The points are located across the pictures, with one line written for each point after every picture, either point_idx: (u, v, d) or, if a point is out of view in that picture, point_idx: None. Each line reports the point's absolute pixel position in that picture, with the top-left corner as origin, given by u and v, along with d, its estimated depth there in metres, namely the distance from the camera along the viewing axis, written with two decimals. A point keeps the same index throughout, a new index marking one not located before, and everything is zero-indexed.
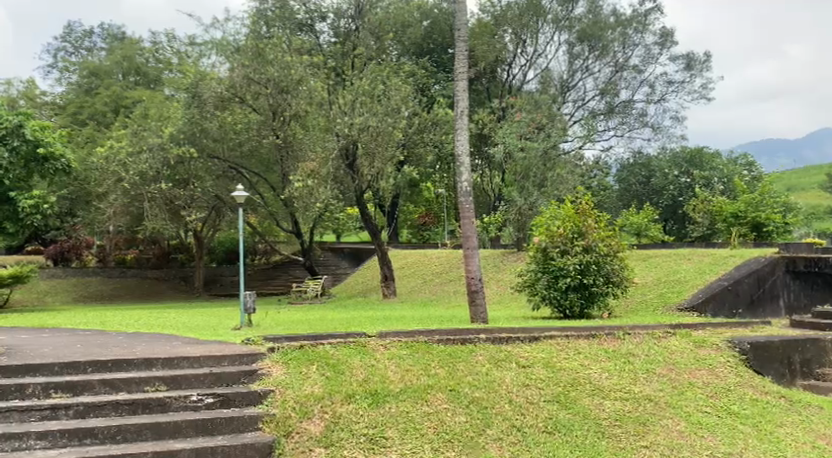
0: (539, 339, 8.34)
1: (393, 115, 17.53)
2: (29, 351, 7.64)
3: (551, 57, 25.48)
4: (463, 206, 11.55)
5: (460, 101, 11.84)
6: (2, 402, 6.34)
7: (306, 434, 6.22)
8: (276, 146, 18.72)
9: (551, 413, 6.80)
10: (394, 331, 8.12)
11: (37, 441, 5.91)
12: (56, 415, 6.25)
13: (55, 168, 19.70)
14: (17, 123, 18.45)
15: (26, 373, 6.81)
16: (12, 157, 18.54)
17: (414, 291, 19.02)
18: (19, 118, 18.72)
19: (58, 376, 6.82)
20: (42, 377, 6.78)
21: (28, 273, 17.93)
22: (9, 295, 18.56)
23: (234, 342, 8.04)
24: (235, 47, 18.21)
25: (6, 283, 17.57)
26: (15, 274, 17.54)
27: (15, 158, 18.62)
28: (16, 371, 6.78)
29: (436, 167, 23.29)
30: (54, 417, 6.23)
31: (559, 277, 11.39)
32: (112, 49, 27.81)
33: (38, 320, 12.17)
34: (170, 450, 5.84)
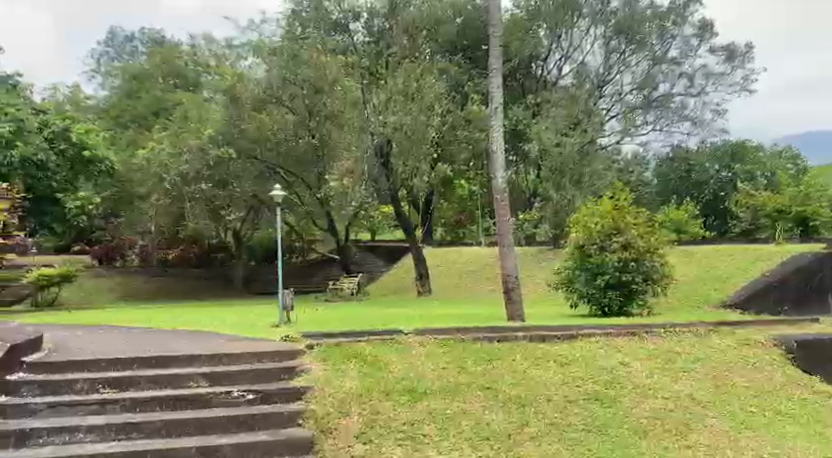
0: (577, 337, 8.34)
1: (428, 112, 17.75)
2: (76, 348, 7.79)
3: (588, 52, 25.11)
4: (498, 203, 11.45)
5: (495, 97, 11.74)
6: (53, 397, 6.47)
7: (344, 430, 6.18)
8: (312, 148, 19.17)
9: (590, 412, 6.67)
10: (429, 330, 8.22)
11: (86, 434, 5.99)
12: (104, 410, 6.35)
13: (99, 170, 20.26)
14: (62, 127, 19.28)
15: (75, 369, 6.95)
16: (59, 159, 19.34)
17: (450, 288, 19.00)
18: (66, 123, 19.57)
19: (105, 372, 6.94)
20: (90, 372, 6.91)
21: (75, 272, 18.35)
22: (57, 294, 18.97)
23: (274, 339, 8.13)
24: (271, 47, 18.15)
25: (54, 282, 17.95)
26: (64, 274, 17.96)
27: (62, 160, 19.40)
28: (65, 366, 6.92)
29: (471, 164, 23.20)
30: (102, 412, 6.33)
31: (598, 274, 11.29)
32: (153, 52, 27.91)
33: (83, 318, 12.47)
34: (213, 446, 5.87)
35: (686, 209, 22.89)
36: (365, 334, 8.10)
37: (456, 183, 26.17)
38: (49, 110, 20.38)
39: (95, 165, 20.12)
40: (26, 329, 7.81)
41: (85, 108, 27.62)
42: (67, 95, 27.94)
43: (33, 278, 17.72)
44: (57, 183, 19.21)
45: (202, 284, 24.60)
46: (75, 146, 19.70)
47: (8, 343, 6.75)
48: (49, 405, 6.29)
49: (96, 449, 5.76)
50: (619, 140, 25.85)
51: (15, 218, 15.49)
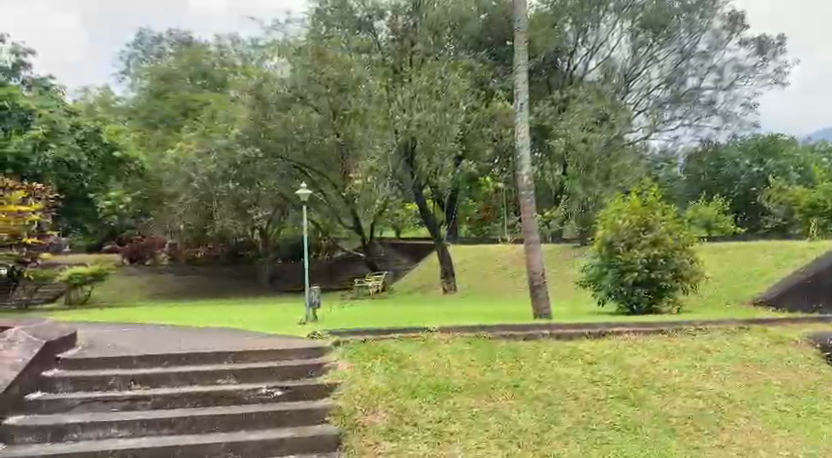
0: (606, 336, 8.22)
1: (452, 109, 17.64)
2: (108, 345, 7.84)
3: (614, 46, 24.81)
4: (524, 199, 11.35)
5: (521, 93, 11.69)
6: (86, 393, 6.51)
7: (371, 427, 6.13)
8: (337, 145, 19.13)
9: (619, 410, 6.57)
10: (456, 327, 8.16)
11: (119, 429, 6.03)
12: (136, 405, 6.38)
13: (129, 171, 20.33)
14: (95, 128, 19.34)
15: (107, 365, 7.00)
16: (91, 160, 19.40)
17: (476, 286, 18.91)
18: (97, 125, 19.59)
19: (137, 368, 6.98)
20: (122, 368, 6.95)
21: (107, 271, 18.56)
22: (90, 292, 19.20)
23: (301, 336, 8.13)
24: (296, 47, 18.36)
25: (87, 281, 18.15)
26: (96, 272, 18.17)
27: (94, 161, 19.54)
28: (98, 363, 6.98)
29: (496, 162, 23.14)
30: (134, 408, 6.36)
31: (625, 271, 11.12)
32: (180, 53, 28.38)
33: (114, 315, 12.58)
34: (241, 443, 5.88)
35: (716, 205, 22.57)
36: (391, 331, 8.08)
37: (481, 180, 26.09)
38: (81, 111, 20.65)
39: (126, 165, 20.45)
40: (59, 326, 7.87)
41: (114, 109, 27.95)
42: (97, 97, 28.30)
43: (67, 276, 17.95)
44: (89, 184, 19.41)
45: (230, 282, 24.74)
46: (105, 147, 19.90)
47: (44, 339, 6.81)
48: (83, 401, 6.35)
49: (128, 445, 5.78)
50: (647, 135, 25.60)
51: (49, 218, 15.71)
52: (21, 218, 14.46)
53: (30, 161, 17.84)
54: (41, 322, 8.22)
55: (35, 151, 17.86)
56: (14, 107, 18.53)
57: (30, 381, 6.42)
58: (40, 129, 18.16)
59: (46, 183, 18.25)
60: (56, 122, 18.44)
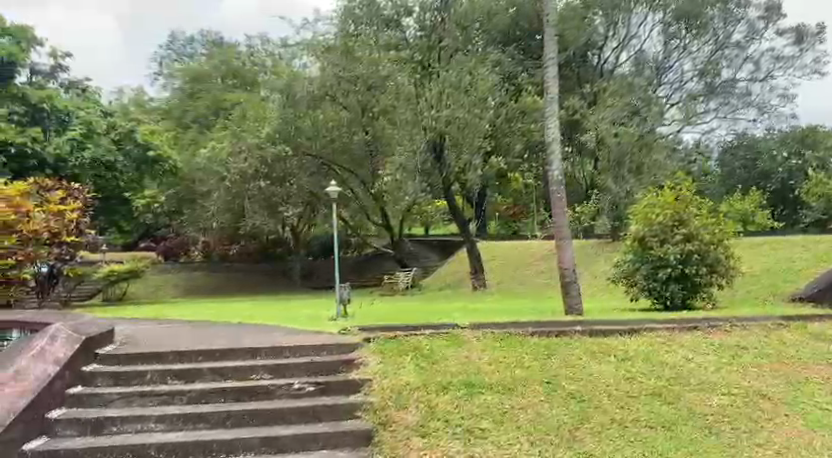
0: (639, 332, 8.09)
1: (481, 105, 17.54)
2: (144, 341, 7.91)
3: (646, 38, 24.44)
4: (554, 195, 11.18)
5: (550, 86, 11.52)
6: (124, 388, 6.57)
7: (403, 423, 6.09)
8: (366, 143, 19.41)
9: (652, 406, 6.45)
10: (487, 323, 8.09)
11: (156, 423, 6.06)
12: (172, 400, 6.42)
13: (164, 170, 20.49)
14: (129, 128, 19.38)
15: (144, 361, 7.05)
16: (127, 161, 19.32)
17: (506, 283, 18.80)
18: (131, 125, 19.56)
19: (173, 363, 7.03)
20: (159, 364, 7.00)
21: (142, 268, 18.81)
22: (125, 289, 19.47)
23: (332, 333, 8.13)
24: (325, 45, 18.37)
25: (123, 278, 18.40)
26: (132, 269, 18.43)
27: (129, 162, 19.37)
28: (135, 358, 7.03)
29: (526, 156, 22.81)
30: (170, 402, 6.40)
31: (659, 267, 10.95)
32: (212, 54, 28.64)
33: (149, 311, 12.72)
34: (275, 437, 5.88)
35: (753, 199, 22.14)
36: (422, 328, 8.04)
37: (510, 176, 25.97)
38: (116, 111, 20.93)
39: (160, 165, 19.83)
40: (97, 322, 7.95)
41: (148, 109, 28.33)
42: (131, 97, 28.70)
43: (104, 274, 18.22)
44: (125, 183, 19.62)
45: (261, 279, 24.91)
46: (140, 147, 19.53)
47: (83, 334, 6.87)
48: (122, 395, 6.39)
49: (165, 439, 5.83)
50: (680, 129, 25.32)
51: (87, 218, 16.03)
52: (61, 219, 14.96)
53: (67, 161, 18.26)
54: (78, 319, 8.30)
55: (73, 151, 18.31)
56: (54, 110, 19.32)
57: (71, 376, 6.48)
58: (78, 130, 18.69)
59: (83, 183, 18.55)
60: (92, 123, 18.90)
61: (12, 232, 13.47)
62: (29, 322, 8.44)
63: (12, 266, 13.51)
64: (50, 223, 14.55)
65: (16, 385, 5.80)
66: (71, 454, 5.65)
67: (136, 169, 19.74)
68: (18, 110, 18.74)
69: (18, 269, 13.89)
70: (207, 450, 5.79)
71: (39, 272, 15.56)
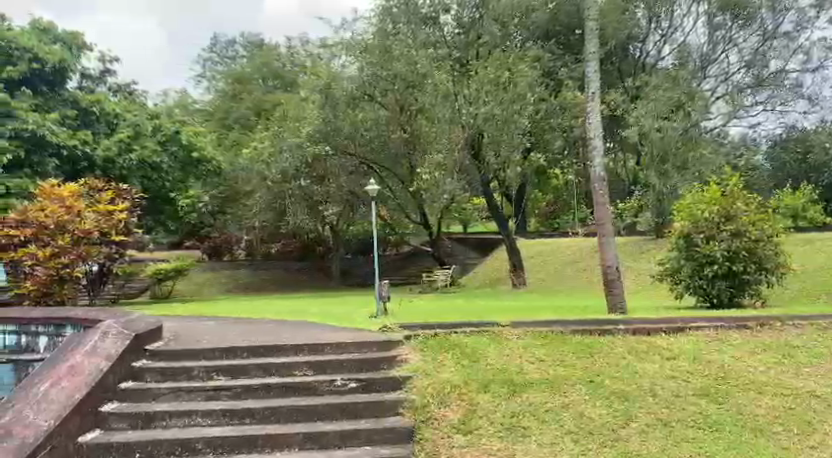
0: (686, 331, 7.87)
1: (521, 102, 17.33)
2: (190, 337, 7.98)
3: (690, 31, 23.96)
4: (596, 191, 10.96)
5: (591, 82, 11.37)
6: (172, 383, 6.63)
7: (445, 421, 6.02)
8: (403, 143, 19.31)
9: (699, 407, 6.27)
10: (527, 321, 7.96)
11: (203, 418, 6.11)
12: (218, 395, 6.45)
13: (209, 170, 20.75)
14: (174, 130, 19.77)
15: (191, 357, 7.11)
16: (172, 161, 19.84)
17: (545, 281, 18.59)
18: (176, 126, 20.03)
19: (218, 360, 7.07)
20: (205, 360, 7.05)
21: (188, 266, 19.05)
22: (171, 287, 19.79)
23: (372, 330, 8.11)
24: (363, 44, 18.40)
25: (169, 276, 18.69)
26: (178, 268, 18.67)
27: (175, 163, 19.88)
28: (182, 354, 7.10)
29: (566, 152, 22.60)
30: (216, 398, 6.43)
31: (706, 265, 10.70)
32: (253, 56, 28.95)
33: (195, 309, 12.86)
34: (319, 432, 5.87)
35: (804, 193, 21.50)
36: (462, 325, 7.95)
37: (550, 174, 25.76)
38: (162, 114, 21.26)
39: (205, 165, 20.80)
40: (145, 318, 8.04)
41: (191, 111, 28.76)
42: (175, 100, 29.17)
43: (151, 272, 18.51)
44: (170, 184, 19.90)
45: (301, 277, 25.09)
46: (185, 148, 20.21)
47: (134, 331, 6.95)
48: (170, 390, 6.44)
49: (213, 433, 5.87)
50: (726, 122, 24.94)
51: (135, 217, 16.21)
52: (111, 218, 14.93)
53: (116, 163, 18.62)
54: (129, 316, 8.42)
55: (120, 153, 18.69)
56: (103, 113, 19.80)
57: (122, 371, 6.54)
58: (126, 133, 19.06)
59: (131, 184, 18.88)
60: (139, 125, 19.49)
61: (65, 231, 14.09)
62: (83, 318, 8.60)
63: (65, 263, 14.01)
64: (99, 222, 14.64)
65: (72, 379, 5.85)
66: (124, 447, 5.71)
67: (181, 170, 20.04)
68: (69, 114, 18.94)
69: (69, 268, 14.20)
70: (252, 444, 5.80)
71: (90, 271, 15.44)
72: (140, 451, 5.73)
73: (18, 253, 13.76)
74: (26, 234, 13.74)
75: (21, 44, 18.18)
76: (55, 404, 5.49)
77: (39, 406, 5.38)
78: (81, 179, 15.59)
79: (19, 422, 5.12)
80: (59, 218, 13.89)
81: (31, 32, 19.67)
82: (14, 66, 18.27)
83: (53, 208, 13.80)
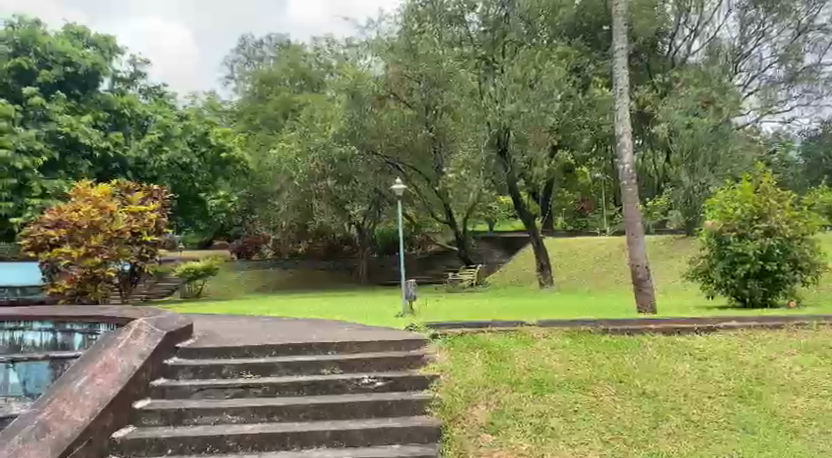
0: (717, 331, 7.70)
1: (547, 99, 17.13)
2: (219, 335, 8.01)
3: (720, 25, 23.59)
4: (625, 189, 10.80)
5: (619, 79, 11.14)
6: (202, 380, 6.64)
7: (472, 420, 5.93)
8: (430, 140, 18.96)
9: (732, 408, 6.12)
10: (555, 321, 7.86)
11: (233, 416, 6.11)
12: (248, 393, 6.46)
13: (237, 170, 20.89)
14: (204, 131, 19.92)
15: (220, 355, 7.12)
16: (201, 162, 19.99)
17: (573, 280, 18.40)
18: (206, 127, 20.04)
19: (248, 358, 7.08)
20: (234, 358, 7.06)
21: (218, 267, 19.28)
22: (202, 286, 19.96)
23: (399, 329, 8.06)
24: (389, 44, 18.30)
25: (199, 275, 18.84)
26: (208, 267, 18.94)
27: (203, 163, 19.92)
28: (212, 352, 7.11)
29: (594, 150, 22.42)
30: (246, 395, 6.43)
31: (737, 263, 10.48)
32: (280, 56, 29.08)
33: (224, 307, 12.94)
34: (347, 431, 5.83)
35: None
36: (489, 324, 7.88)
37: (578, 171, 25.57)
38: (192, 115, 21.46)
39: (233, 167, 20.59)
40: (176, 316, 8.08)
41: (221, 112, 29.04)
42: (205, 101, 29.47)
43: (182, 271, 18.70)
44: (199, 184, 20.05)
45: (328, 276, 25.14)
46: (214, 148, 20.16)
47: (165, 329, 6.98)
48: (201, 387, 6.46)
49: (243, 430, 5.87)
50: (759, 118, 24.48)
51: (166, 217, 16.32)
52: (142, 218, 14.99)
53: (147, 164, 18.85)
54: (162, 314, 8.49)
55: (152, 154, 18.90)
56: (134, 115, 19.96)
57: (155, 368, 6.57)
58: (156, 134, 19.24)
59: (161, 184, 19.07)
60: (170, 127, 19.47)
61: (98, 231, 14.26)
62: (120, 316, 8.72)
63: (99, 263, 14.26)
64: (132, 222, 14.73)
65: (106, 375, 5.90)
66: (156, 444, 5.71)
67: (210, 170, 20.20)
68: (102, 117, 19.24)
69: (102, 267, 14.42)
70: (281, 442, 5.79)
71: (122, 270, 15.57)
72: (171, 448, 5.73)
73: (53, 253, 13.99)
74: (61, 234, 14.03)
75: (57, 49, 19.07)
76: (90, 399, 5.54)
77: (75, 402, 5.43)
78: (114, 179, 15.61)
79: (55, 417, 5.17)
80: (92, 218, 14.05)
81: (65, 36, 20.04)
82: (49, 69, 19.09)
83: (85, 208, 13.98)
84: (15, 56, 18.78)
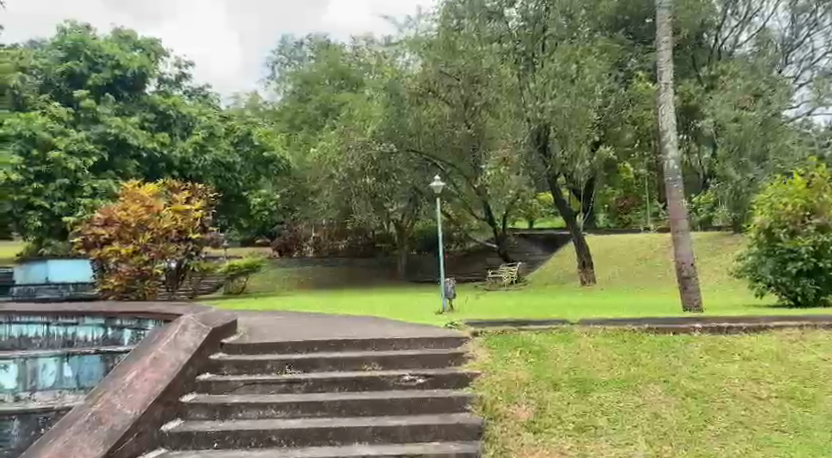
0: (766, 330, 7.45)
1: (589, 94, 16.86)
2: (262, 331, 8.01)
3: (769, 15, 22.99)
4: (671, 185, 10.51)
5: (664, 72, 10.89)
6: (246, 376, 6.64)
7: (514, 418, 5.82)
8: (469, 138, 18.97)
9: (784, 410, 5.87)
10: (598, 320, 7.68)
11: (277, 410, 6.08)
12: (291, 388, 6.43)
13: (279, 169, 21.02)
14: (246, 130, 20.07)
15: (262, 350, 7.12)
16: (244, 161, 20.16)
17: (615, 278, 18.04)
18: (248, 127, 20.20)
19: (290, 354, 7.06)
20: (276, 354, 7.05)
21: (260, 264, 19.52)
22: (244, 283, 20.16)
23: (438, 326, 7.98)
24: (428, 41, 18.35)
25: (242, 272, 19.04)
26: (251, 264, 19.19)
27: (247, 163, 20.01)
28: (255, 348, 7.11)
29: (637, 145, 22.12)
30: (288, 390, 6.42)
31: (788, 260, 10.17)
32: (320, 56, 29.17)
33: (268, 304, 13.01)
34: (388, 428, 5.76)
35: None
36: (529, 322, 7.74)
37: (621, 168, 25.23)
38: (234, 115, 21.65)
39: (274, 165, 20.75)
40: (221, 313, 8.12)
41: (263, 111, 29.31)
42: (247, 101, 29.79)
43: (225, 268, 18.92)
44: (242, 183, 20.18)
45: (368, 274, 25.19)
46: (256, 148, 20.31)
47: (210, 325, 7.00)
48: (246, 382, 6.46)
49: (287, 425, 5.84)
50: (811, 109, 23.75)
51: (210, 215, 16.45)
52: (187, 216, 15.10)
53: (191, 164, 19.07)
54: (207, 311, 8.54)
55: (196, 155, 19.07)
56: (179, 116, 20.18)
57: (201, 363, 6.59)
58: (200, 134, 19.40)
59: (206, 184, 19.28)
60: (213, 127, 19.65)
61: (146, 230, 14.47)
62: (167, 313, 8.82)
63: (146, 261, 14.49)
64: (177, 222, 14.83)
65: (155, 370, 5.93)
66: (203, 437, 5.72)
67: (253, 169, 20.33)
68: (147, 118, 19.52)
69: (150, 265, 14.65)
70: (323, 437, 5.75)
71: (168, 268, 15.72)
72: (218, 441, 5.73)
73: (103, 251, 14.23)
74: (110, 232, 14.26)
75: (106, 52, 19.38)
76: (140, 393, 5.58)
77: (126, 396, 5.48)
78: (161, 179, 15.77)
79: (107, 410, 5.21)
80: (140, 217, 14.28)
81: (113, 40, 20.48)
82: (98, 73, 19.35)
83: (134, 207, 14.22)
84: (65, 61, 19.16)
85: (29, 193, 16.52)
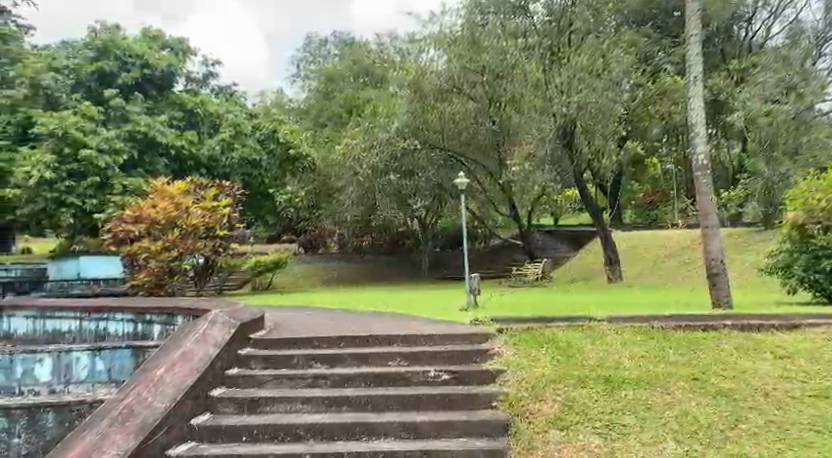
0: (799, 328, 7.32)
1: (615, 88, 16.62)
2: (288, 327, 8.03)
3: (801, 7, 22.60)
4: (699, 180, 10.36)
5: (692, 65, 10.80)
6: (272, 370, 6.67)
7: (540, 414, 5.77)
8: (494, 133, 19.02)
9: (817, 409, 5.72)
10: (626, 317, 7.63)
11: (303, 405, 6.10)
12: (317, 383, 6.44)
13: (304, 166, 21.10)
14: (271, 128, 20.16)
15: (289, 345, 7.14)
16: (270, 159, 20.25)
17: (641, 275, 17.86)
18: (274, 125, 20.30)
19: (316, 349, 7.08)
20: (303, 349, 7.07)
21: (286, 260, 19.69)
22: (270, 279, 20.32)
23: (463, 322, 7.97)
24: (452, 37, 17.84)
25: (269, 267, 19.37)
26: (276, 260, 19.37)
27: (273, 160, 20.16)
28: (282, 343, 7.14)
29: (665, 140, 21.86)
30: (314, 385, 6.42)
31: (823, 257, 9.96)
32: (344, 53, 29.21)
33: (295, 300, 13.08)
34: (415, 424, 5.74)
35: None
36: (556, 319, 7.71)
37: (648, 163, 25.00)
38: (260, 113, 21.76)
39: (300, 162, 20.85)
40: (248, 309, 8.16)
41: (288, 109, 29.47)
42: (272, 98, 29.94)
43: (252, 265, 19.05)
44: (268, 180, 20.29)
45: (394, 271, 25.22)
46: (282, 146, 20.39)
47: (238, 319, 7.03)
48: (273, 377, 6.47)
49: (313, 420, 5.85)
50: None
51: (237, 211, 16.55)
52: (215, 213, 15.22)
53: (219, 161, 19.27)
54: (235, 306, 8.59)
55: (224, 152, 19.24)
56: (206, 115, 20.27)
57: (229, 358, 6.62)
58: (228, 131, 19.52)
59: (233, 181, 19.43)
60: (239, 125, 19.72)
61: (175, 226, 14.58)
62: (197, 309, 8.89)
63: (175, 256, 14.63)
64: (205, 218, 14.92)
65: (185, 364, 5.95)
66: (232, 431, 5.74)
67: (279, 167, 20.44)
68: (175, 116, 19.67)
69: (178, 260, 14.82)
70: (349, 432, 5.74)
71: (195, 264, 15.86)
72: (246, 435, 5.75)
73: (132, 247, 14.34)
74: (140, 229, 14.39)
75: (135, 51, 19.61)
76: (171, 387, 5.60)
77: (157, 389, 5.50)
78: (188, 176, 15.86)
79: (138, 402, 5.23)
80: (168, 214, 14.41)
81: (141, 40, 20.68)
82: (128, 72, 19.66)
83: (163, 204, 14.33)
84: (96, 60, 19.45)
85: (61, 190, 16.68)
